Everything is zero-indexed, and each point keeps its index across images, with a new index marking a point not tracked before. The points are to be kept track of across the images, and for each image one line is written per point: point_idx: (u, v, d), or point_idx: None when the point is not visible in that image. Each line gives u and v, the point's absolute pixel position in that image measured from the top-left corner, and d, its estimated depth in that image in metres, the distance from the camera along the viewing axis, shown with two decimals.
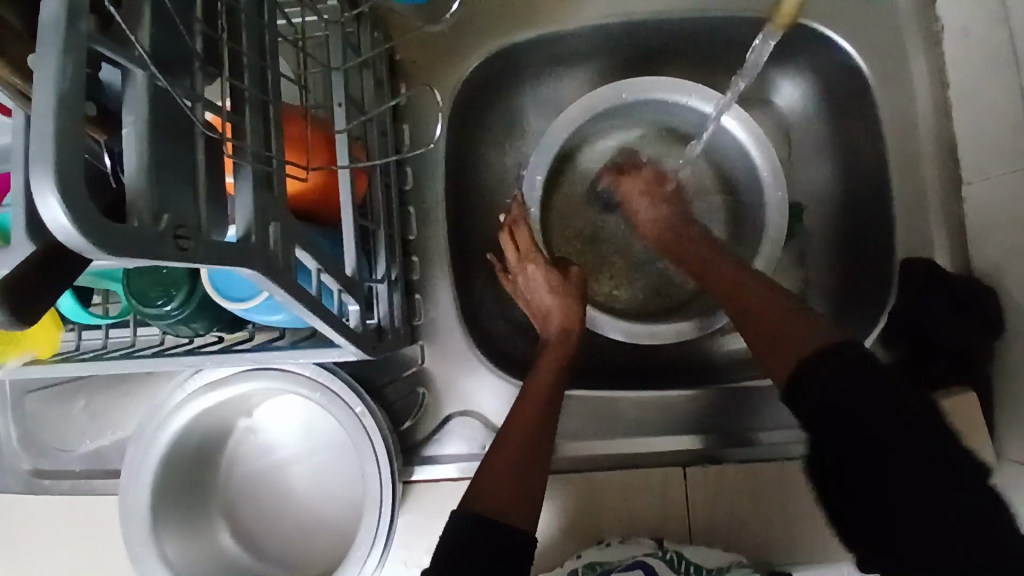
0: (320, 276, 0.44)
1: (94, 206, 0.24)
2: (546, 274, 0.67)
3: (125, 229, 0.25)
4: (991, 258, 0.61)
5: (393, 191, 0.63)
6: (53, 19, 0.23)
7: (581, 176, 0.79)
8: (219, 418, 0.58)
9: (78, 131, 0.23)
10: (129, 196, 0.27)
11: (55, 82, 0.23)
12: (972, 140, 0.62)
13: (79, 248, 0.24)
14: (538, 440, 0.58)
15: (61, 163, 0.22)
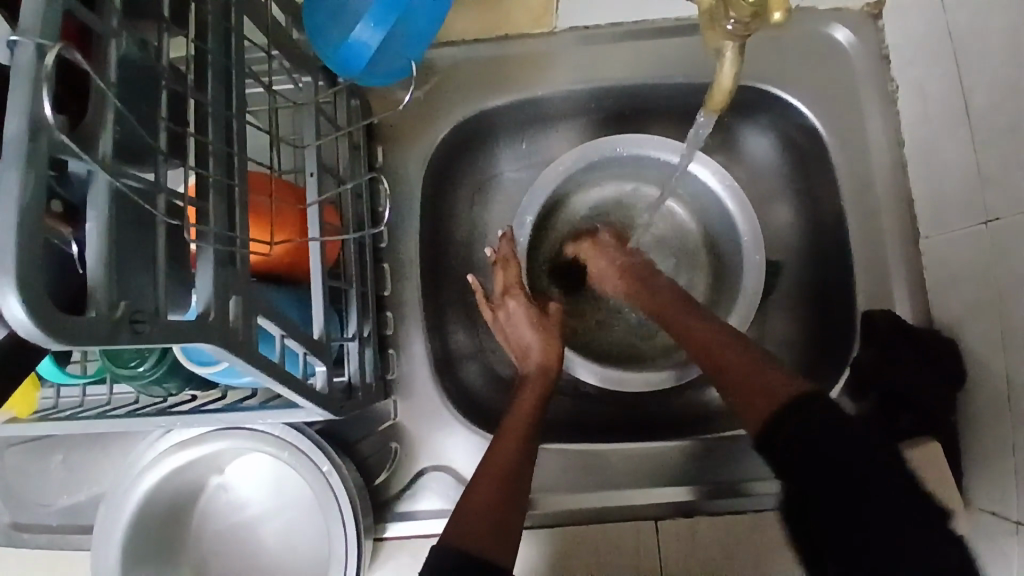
0: (283, 341, 0.45)
1: (50, 301, 0.26)
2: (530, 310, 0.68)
3: (76, 322, 0.26)
4: (951, 312, 0.63)
5: (368, 250, 0.65)
6: (15, 135, 0.25)
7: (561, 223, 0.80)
8: (191, 476, 0.58)
9: (36, 239, 0.25)
10: (88, 285, 0.29)
11: (15, 193, 0.25)
12: (927, 196, 0.65)
13: (37, 340, 0.25)
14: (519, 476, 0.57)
15: (19, 266, 0.24)
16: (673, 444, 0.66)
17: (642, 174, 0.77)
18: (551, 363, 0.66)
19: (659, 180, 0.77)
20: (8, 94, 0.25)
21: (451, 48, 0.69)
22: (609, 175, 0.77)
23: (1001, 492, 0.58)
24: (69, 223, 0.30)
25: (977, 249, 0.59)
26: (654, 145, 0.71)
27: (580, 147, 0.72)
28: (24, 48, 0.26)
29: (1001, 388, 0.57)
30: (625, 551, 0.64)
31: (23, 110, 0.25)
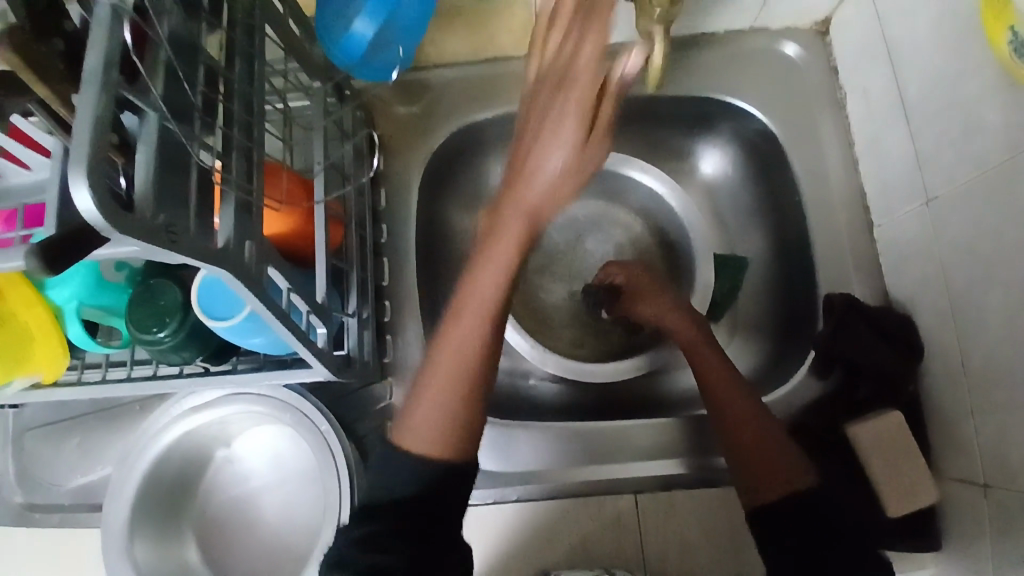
0: (289, 295, 0.51)
1: (111, 199, 0.32)
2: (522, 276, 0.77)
3: (128, 219, 0.33)
4: (905, 291, 0.68)
5: (369, 241, 0.71)
6: (93, 70, 0.33)
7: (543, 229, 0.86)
8: (198, 443, 0.63)
9: (103, 148, 0.33)
10: (137, 198, 0.36)
11: (92, 111, 0.33)
12: (876, 188, 0.71)
13: (99, 225, 0.32)
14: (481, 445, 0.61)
15: (90, 161, 0.32)
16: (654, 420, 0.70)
17: (607, 192, 0.85)
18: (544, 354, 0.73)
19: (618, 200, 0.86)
20: (90, 43, 0.34)
21: (446, 69, 0.78)
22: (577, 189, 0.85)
23: (962, 455, 0.61)
24: (122, 155, 0.39)
25: (920, 229, 0.65)
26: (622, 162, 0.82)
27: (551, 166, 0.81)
28: (103, 11, 0.35)
29: (952, 355, 0.62)
30: (604, 520, 0.67)
31: (101, 53, 0.34)
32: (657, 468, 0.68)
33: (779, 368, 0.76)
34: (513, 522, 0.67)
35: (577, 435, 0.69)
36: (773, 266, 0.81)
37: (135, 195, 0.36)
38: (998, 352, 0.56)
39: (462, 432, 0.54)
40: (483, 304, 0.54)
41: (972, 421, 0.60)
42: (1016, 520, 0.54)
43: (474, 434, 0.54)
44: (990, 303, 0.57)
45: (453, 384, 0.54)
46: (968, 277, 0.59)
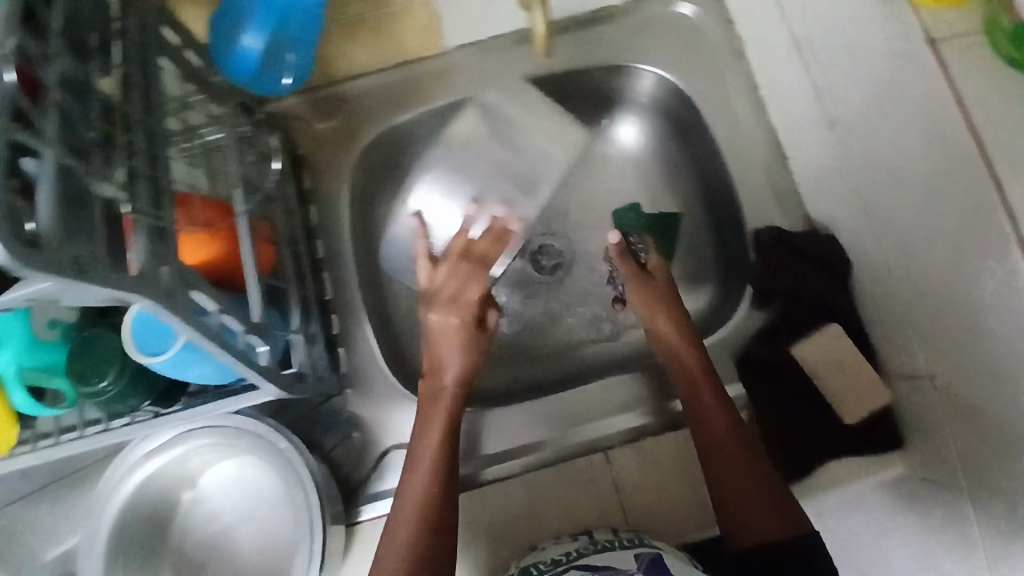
0: (220, 316, 0.51)
1: (12, 236, 0.32)
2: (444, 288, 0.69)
3: (34, 255, 0.33)
4: (826, 215, 0.71)
5: (304, 259, 0.71)
6: None
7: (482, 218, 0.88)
8: (163, 489, 0.62)
9: None
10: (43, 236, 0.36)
11: None
12: (783, 123, 0.74)
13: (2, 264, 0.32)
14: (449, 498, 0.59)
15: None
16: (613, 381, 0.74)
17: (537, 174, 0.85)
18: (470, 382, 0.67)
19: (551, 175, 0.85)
20: None
21: (357, 80, 0.78)
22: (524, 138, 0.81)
23: (906, 359, 0.63)
24: None
25: (828, 153, 0.68)
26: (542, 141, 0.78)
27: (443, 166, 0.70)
28: None
29: (876, 264, 0.65)
30: (583, 487, 0.68)
31: None
32: (619, 424, 0.71)
33: (726, 311, 0.78)
34: (500, 506, 0.68)
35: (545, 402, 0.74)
36: (705, 217, 0.83)
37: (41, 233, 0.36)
38: (918, 253, 0.59)
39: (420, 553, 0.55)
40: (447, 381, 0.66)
41: (907, 324, 0.62)
42: (964, 409, 0.56)
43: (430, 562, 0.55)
44: (901, 208, 0.60)
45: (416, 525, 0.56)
46: (878, 188, 0.62)
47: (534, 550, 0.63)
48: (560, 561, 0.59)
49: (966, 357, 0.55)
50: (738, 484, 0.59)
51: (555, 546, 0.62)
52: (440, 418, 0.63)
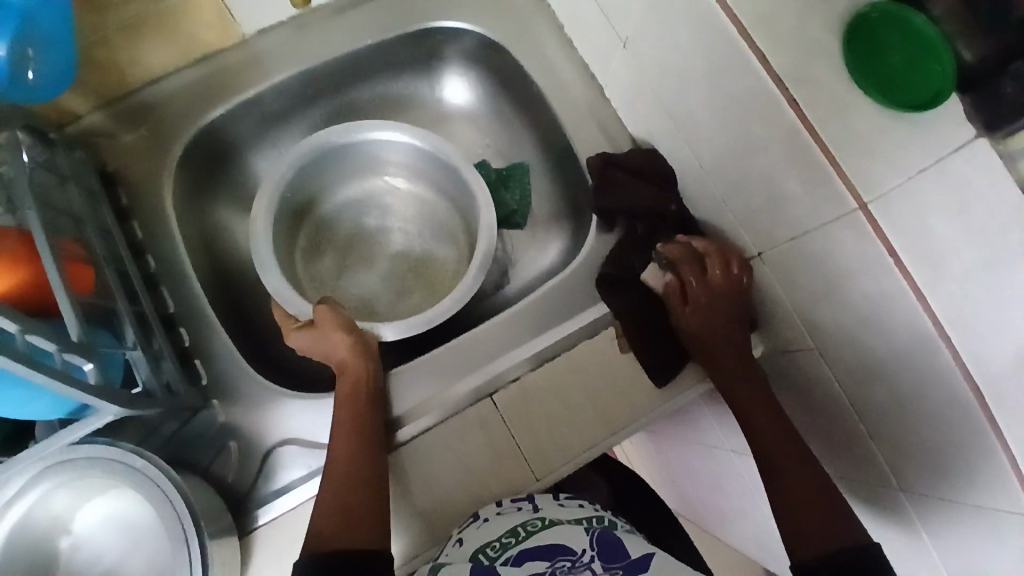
0: (25, 336, 0.48)
1: None
2: (306, 334, 0.71)
3: None
4: (644, 130, 0.75)
5: (133, 275, 0.66)
6: None
7: (326, 201, 0.85)
8: (34, 538, 0.57)
9: None
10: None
11: None
12: (589, 54, 0.78)
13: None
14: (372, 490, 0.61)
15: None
16: (492, 324, 0.75)
17: (373, 163, 0.84)
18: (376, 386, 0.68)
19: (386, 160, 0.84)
20: None
21: (158, 83, 0.75)
22: (339, 177, 0.84)
23: (737, 241, 0.70)
24: None
25: (630, 71, 0.72)
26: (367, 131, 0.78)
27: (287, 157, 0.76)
28: None
29: (693, 163, 0.70)
30: (474, 433, 0.70)
31: None
32: (502, 365, 0.73)
33: (580, 242, 0.81)
34: (406, 470, 0.69)
35: (433, 359, 0.74)
36: (545, 159, 0.86)
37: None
38: (721, 141, 0.65)
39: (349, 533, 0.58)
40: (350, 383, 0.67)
41: (727, 208, 0.68)
42: (790, 271, 0.63)
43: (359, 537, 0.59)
44: (697, 105, 0.65)
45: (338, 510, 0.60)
46: (676, 92, 0.67)
47: (477, 519, 0.64)
48: (511, 541, 0.61)
49: (780, 221, 0.62)
50: (792, 475, 0.64)
51: (502, 519, 0.64)
52: (345, 417, 0.65)
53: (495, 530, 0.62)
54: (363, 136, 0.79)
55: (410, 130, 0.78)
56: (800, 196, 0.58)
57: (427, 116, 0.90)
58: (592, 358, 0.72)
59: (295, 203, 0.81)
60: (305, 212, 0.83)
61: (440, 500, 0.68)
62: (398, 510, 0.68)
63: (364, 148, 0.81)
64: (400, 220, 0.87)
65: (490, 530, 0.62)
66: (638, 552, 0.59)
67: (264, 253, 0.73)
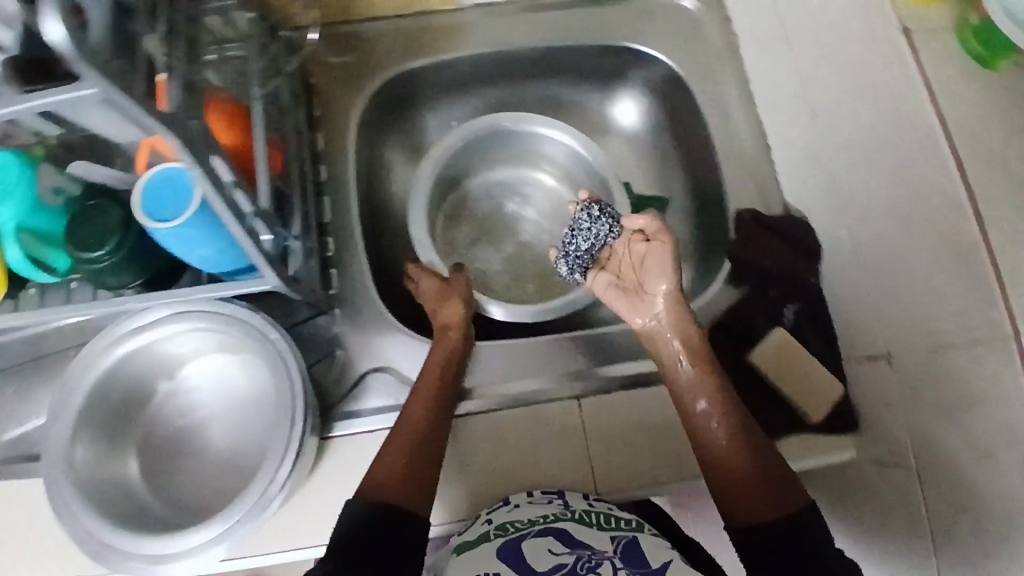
0: (234, 190, 0.52)
1: (73, 26, 0.34)
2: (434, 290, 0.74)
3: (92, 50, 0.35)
4: (804, 200, 0.75)
5: (308, 179, 0.73)
6: None
7: (476, 178, 0.90)
8: (144, 369, 0.61)
9: None
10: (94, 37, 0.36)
11: None
12: (771, 116, 0.79)
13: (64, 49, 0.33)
14: (432, 451, 0.63)
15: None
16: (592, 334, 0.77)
17: (529, 156, 0.89)
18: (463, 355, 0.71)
19: (541, 158, 0.89)
20: None
21: (375, 22, 0.82)
22: (493, 160, 0.89)
23: (867, 335, 0.68)
24: None
25: (810, 141, 0.73)
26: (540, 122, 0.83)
27: (463, 129, 0.83)
28: None
29: None
30: (552, 426, 0.71)
31: None
32: (588, 375, 0.75)
33: (701, 286, 0.82)
34: (476, 435, 0.71)
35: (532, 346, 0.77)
36: (690, 199, 0.87)
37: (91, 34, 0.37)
38: None
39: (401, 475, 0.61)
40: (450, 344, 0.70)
41: None
42: None
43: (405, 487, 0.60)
44: None
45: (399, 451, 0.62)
46: None
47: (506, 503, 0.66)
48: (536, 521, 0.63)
49: None
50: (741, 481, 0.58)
51: (530, 506, 0.65)
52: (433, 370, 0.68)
53: (520, 512, 0.64)
54: (532, 127, 0.84)
55: (570, 130, 0.83)
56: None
57: (590, 126, 0.93)
58: None
59: (449, 172, 0.86)
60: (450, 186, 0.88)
61: (492, 478, 0.70)
62: (460, 472, 0.70)
63: (525, 140, 0.87)
64: (535, 213, 0.91)
65: (517, 514, 0.64)
66: (659, 560, 0.59)
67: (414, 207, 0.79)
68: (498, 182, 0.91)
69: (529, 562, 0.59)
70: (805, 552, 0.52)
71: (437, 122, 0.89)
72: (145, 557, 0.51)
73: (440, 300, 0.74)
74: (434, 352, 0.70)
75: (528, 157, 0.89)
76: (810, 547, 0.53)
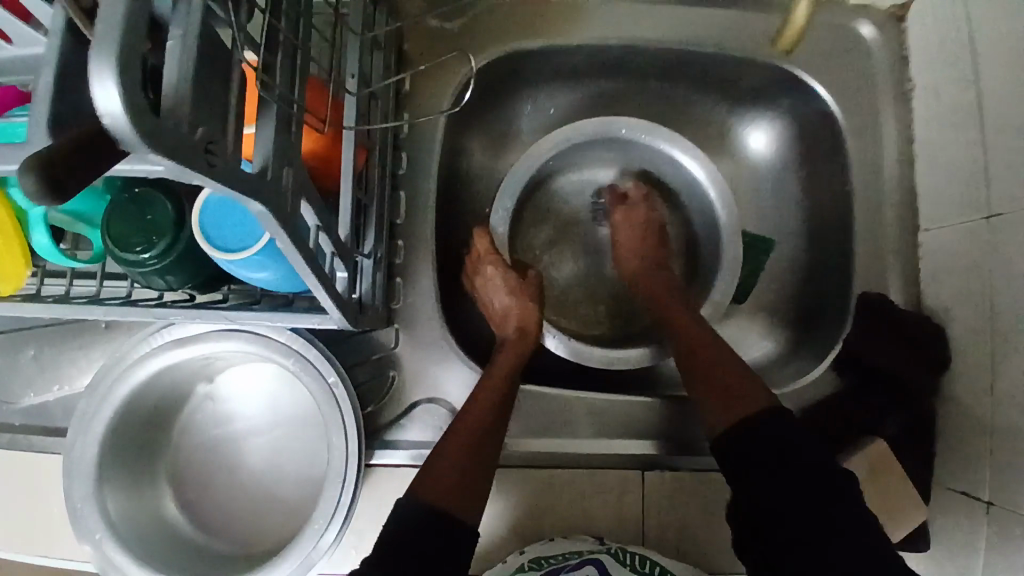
0: (316, 232, 0.43)
1: (145, 98, 0.25)
2: (509, 278, 0.68)
3: (169, 128, 0.26)
4: (940, 301, 0.65)
5: (387, 172, 0.63)
6: None
7: (568, 181, 0.81)
8: (180, 378, 0.56)
9: (139, 35, 0.24)
10: (167, 102, 0.27)
11: None
12: (928, 191, 0.67)
13: (124, 139, 0.24)
14: (485, 460, 0.57)
15: (117, 58, 0.23)
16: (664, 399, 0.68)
17: (638, 167, 0.78)
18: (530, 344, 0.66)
19: (651, 174, 0.79)
20: None
21: None
22: (592, 160, 0.79)
23: (971, 477, 0.61)
24: None
25: (973, 241, 0.61)
26: (668, 140, 0.72)
27: (573, 128, 0.72)
28: None
29: (980, 374, 0.60)
30: (608, 492, 0.65)
31: None
32: (641, 448, 0.67)
33: (791, 361, 0.73)
34: (526, 484, 0.65)
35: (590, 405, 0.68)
36: (800, 255, 0.77)
37: (161, 98, 0.28)
38: None
39: (453, 472, 0.55)
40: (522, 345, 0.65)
41: (987, 444, 0.59)
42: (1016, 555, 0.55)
43: (456, 493, 0.54)
44: None
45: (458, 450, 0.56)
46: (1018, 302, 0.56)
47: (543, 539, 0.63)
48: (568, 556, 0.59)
49: None
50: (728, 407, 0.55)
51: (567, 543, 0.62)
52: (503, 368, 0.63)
53: (552, 547, 0.61)
54: (657, 144, 0.73)
55: (694, 153, 0.71)
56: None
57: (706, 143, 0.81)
58: None
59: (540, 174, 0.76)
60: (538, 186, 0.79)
61: (522, 540, 0.65)
62: (500, 522, 0.65)
63: (635, 149, 0.75)
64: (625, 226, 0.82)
65: (551, 548, 0.61)
66: None
67: (498, 216, 0.71)
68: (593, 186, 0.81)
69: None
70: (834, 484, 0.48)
71: (534, 109, 0.77)
72: None
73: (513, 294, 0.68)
74: (498, 357, 0.64)
75: (637, 167, 0.79)
76: (838, 507, 0.47)
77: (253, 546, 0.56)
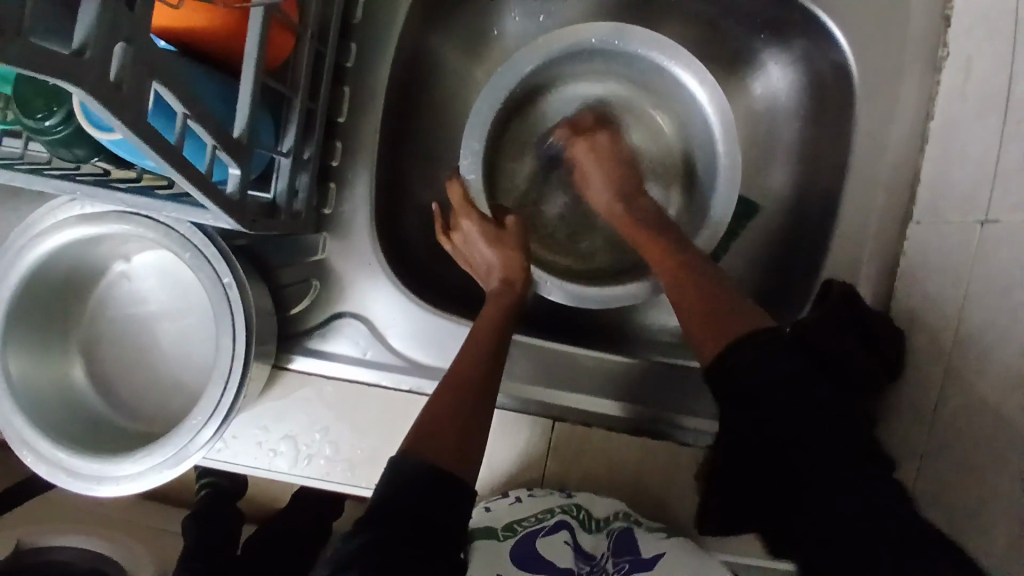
0: (185, 120, 0.39)
1: None
2: (487, 231, 0.63)
3: None
4: (910, 303, 0.60)
5: (328, 65, 0.58)
6: None
7: (561, 96, 0.74)
8: (89, 254, 0.56)
9: None
10: None
11: None
12: (931, 179, 0.60)
13: None
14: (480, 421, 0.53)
15: None
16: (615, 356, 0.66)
17: (645, 82, 0.70)
18: (516, 283, 0.62)
19: (654, 91, 0.71)
20: None
21: None
22: (590, 70, 0.71)
23: None
24: None
25: (961, 243, 0.55)
26: (678, 58, 0.63)
27: (576, 32, 0.63)
28: None
29: (930, 389, 0.56)
30: (516, 436, 0.65)
31: None
32: (583, 403, 0.65)
33: None
34: None
35: (527, 350, 0.66)
36: (783, 227, 0.70)
37: None
38: (977, 410, 0.50)
39: (450, 439, 0.50)
40: (504, 304, 0.60)
41: (915, 463, 0.56)
42: None
43: (454, 454, 0.49)
44: (993, 359, 0.50)
45: (454, 417, 0.51)
46: (988, 321, 0.51)
47: (506, 495, 0.62)
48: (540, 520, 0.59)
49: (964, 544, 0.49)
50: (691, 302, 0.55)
51: (532, 500, 0.61)
52: (488, 326, 0.58)
53: (522, 508, 0.60)
54: (665, 62, 0.64)
55: (696, 69, 0.63)
56: (999, 548, 0.46)
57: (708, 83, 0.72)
58: (665, 465, 0.64)
59: (530, 85, 0.69)
60: (529, 97, 0.72)
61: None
62: None
63: (633, 60, 0.67)
64: (628, 151, 0.76)
65: (518, 509, 0.60)
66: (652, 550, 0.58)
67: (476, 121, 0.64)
68: (587, 100, 0.74)
69: (546, 562, 0.57)
70: (791, 441, 0.48)
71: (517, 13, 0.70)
72: (67, 468, 0.51)
73: (493, 245, 0.63)
74: (485, 312, 0.60)
75: (645, 81, 0.71)
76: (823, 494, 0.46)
77: (154, 427, 0.58)
